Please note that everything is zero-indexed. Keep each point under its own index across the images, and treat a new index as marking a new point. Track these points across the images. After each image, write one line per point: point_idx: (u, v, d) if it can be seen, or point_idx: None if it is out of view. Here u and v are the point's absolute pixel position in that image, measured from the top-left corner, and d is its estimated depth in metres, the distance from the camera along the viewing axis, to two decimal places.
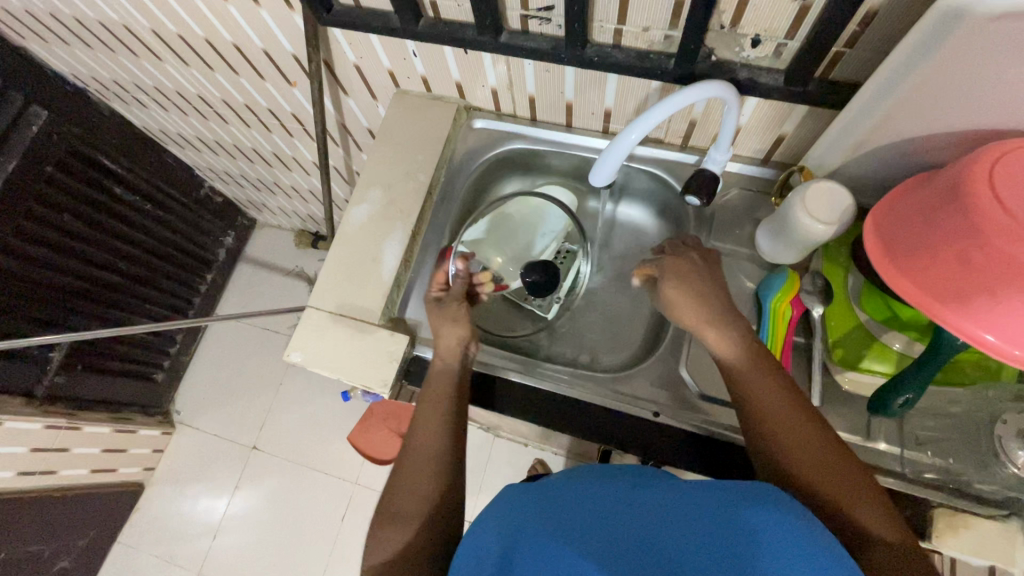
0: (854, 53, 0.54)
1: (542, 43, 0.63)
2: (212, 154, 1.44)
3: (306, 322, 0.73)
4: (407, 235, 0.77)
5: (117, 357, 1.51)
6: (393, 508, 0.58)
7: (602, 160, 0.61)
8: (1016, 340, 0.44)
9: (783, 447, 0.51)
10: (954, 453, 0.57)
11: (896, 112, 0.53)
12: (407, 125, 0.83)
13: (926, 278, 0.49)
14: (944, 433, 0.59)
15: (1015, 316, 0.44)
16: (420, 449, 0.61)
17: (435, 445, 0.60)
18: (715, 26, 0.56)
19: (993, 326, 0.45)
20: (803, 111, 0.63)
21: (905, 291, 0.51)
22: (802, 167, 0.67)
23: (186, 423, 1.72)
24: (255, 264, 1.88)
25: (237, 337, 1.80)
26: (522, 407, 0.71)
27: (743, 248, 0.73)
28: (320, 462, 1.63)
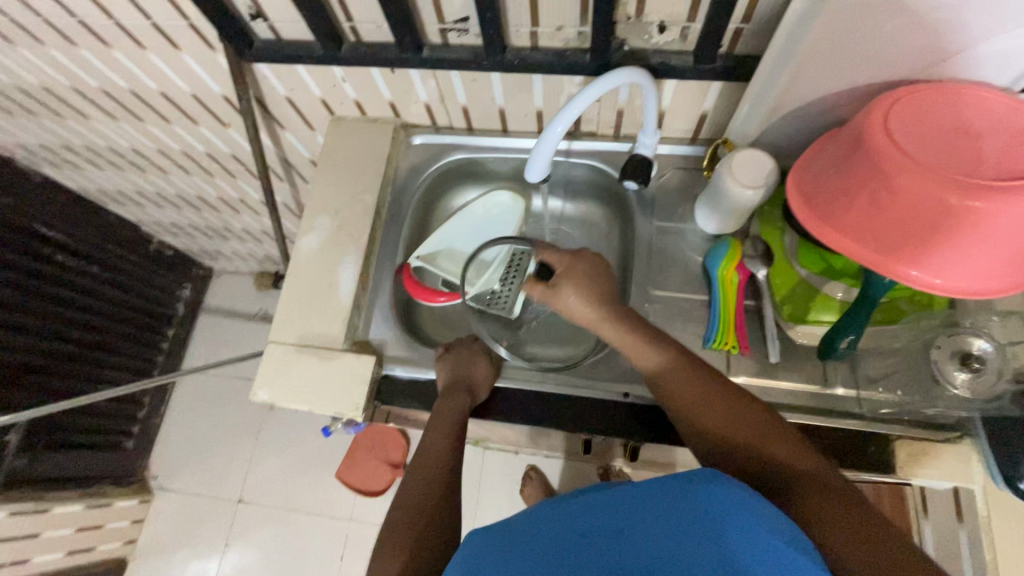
0: (752, 27, 0.58)
1: (463, 54, 0.65)
2: (155, 207, 1.41)
3: (269, 359, 0.72)
4: (360, 256, 0.77)
5: (81, 430, 1.44)
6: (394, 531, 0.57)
7: (535, 155, 0.63)
8: (935, 269, 0.49)
9: (735, 424, 0.52)
10: (902, 386, 0.61)
11: (798, 78, 0.57)
12: (347, 149, 0.83)
13: (849, 225, 0.52)
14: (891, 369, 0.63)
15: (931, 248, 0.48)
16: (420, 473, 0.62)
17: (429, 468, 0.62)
18: (622, 17, 0.59)
19: (915, 261, 0.49)
20: (719, 88, 0.67)
21: (832, 240, 0.53)
22: (726, 140, 0.71)
23: (165, 488, 1.65)
24: (217, 313, 1.83)
25: (208, 391, 1.74)
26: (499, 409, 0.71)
27: (686, 224, 0.77)
28: (310, 505, 1.58)
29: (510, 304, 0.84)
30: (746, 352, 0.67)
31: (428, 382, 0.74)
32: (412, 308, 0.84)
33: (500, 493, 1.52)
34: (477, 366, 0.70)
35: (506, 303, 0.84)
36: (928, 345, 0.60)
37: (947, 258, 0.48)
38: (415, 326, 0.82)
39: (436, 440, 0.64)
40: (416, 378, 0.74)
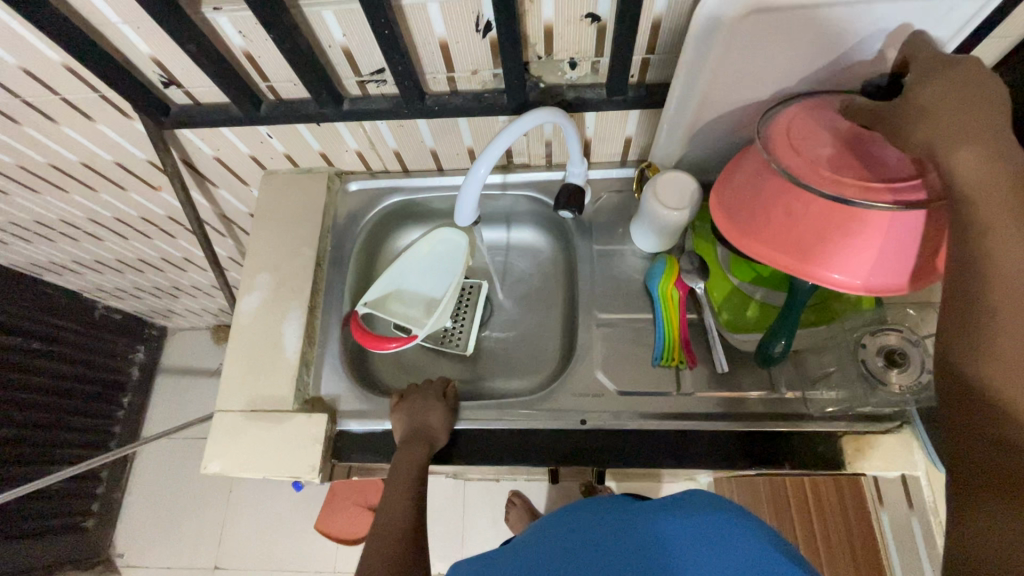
0: (657, 57, 0.60)
1: (384, 103, 0.66)
2: (95, 273, 1.35)
3: (217, 429, 0.70)
4: (304, 312, 0.75)
5: (34, 516, 1.36)
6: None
7: (462, 199, 0.63)
8: (858, 272, 0.51)
9: None
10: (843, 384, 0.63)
11: (706, 100, 0.59)
12: (283, 203, 0.82)
13: (774, 238, 0.54)
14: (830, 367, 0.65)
15: (853, 252, 0.50)
16: (391, 522, 0.61)
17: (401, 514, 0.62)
18: (533, 57, 0.61)
19: (837, 266, 0.51)
20: (637, 114, 0.69)
21: (763, 255, 0.54)
22: (650, 164, 0.73)
23: (134, 564, 1.56)
24: (175, 373, 1.76)
25: (171, 457, 1.66)
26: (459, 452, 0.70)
27: (625, 245, 0.78)
28: (291, 561, 1.52)
29: (464, 340, 0.83)
30: (694, 365, 0.69)
31: (385, 432, 0.72)
32: (365, 357, 0.82)
33: (485, 525, 1.50)
34: (432, 412, 0.69)
35: (460, 339, 0.84)
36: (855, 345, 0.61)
37: (867, 259, 0.50)
38: (368, 375, 0.81)
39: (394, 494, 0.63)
40: (372, 430, 0.72)
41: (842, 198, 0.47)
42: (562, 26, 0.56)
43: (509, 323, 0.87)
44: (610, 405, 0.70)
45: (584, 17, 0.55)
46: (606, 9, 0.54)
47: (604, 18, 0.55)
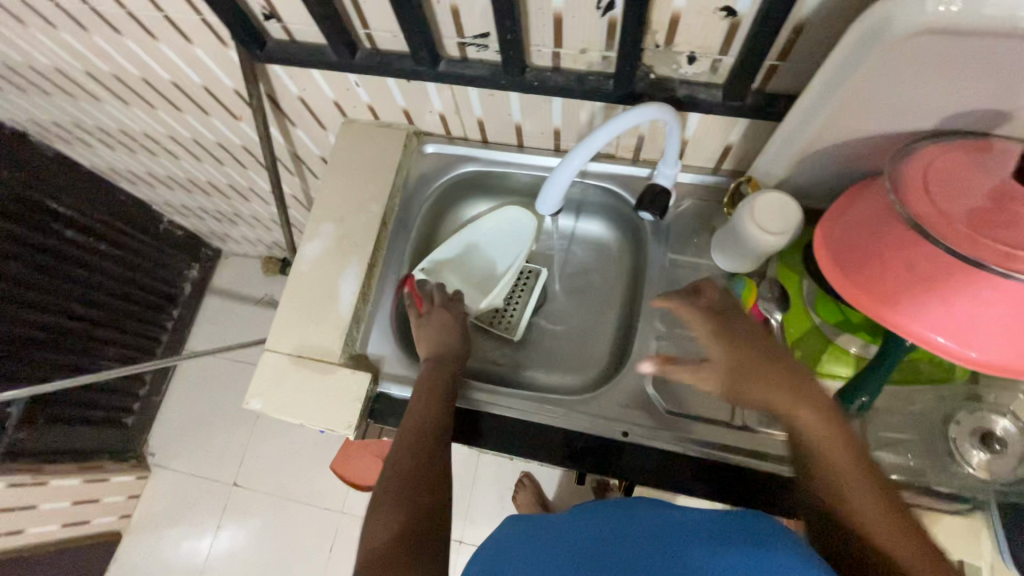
0: (787, 65, 0.54)
1: (481, 70, 0.63)
2: (165, 188, 1.39)
3: (264, 366, 0.71)
4: (363, 268, 0.75)
5: (82, 405, 1.45)
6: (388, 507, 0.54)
7: (552, 180, 0.61)
8: (970, 341, 0.45)
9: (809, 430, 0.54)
10: (914, 453, 0.59)
11: (835, 120, 0.53)
12: (358, 153, 0.81)
13: (879, 286, 0.48)
14: (904, 433, 0.60)
15: (971, 318, 0.44)
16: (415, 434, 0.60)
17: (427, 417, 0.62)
18: (650, 45, 0.56)
19: (945, 328, 0.46)
20: (746, 122, 0.64)
21: (862, 303, 0.49)
22: (750, 178, 0.67)
23: (162, 465, 1.66)
24: (223, 295, 1.83)
25: (209, 373, 1.74)
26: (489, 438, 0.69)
27: (700, 258, 0.74)
28: (304, 494, 1.59)
29: (512, 324, 0.81)
30: None
31: None
32: (412, 323, 0.82)
33: (491, 499, 1.52)
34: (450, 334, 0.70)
35: (508, 323, 0.82)
36: (947, 419, 0.59)
37: (984, 329, 0.44)
38: (413, 342, 0.80)
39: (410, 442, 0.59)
40: (410, 397, 0.72)
41: (971, 259, 0.41)
42: (692, 16, 0.51)
43: (561, 314, 0.84)
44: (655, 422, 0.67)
45: (719, 10, 0.50)
46: (747, 4, 0.49)
47: (740, 14, 0.50)
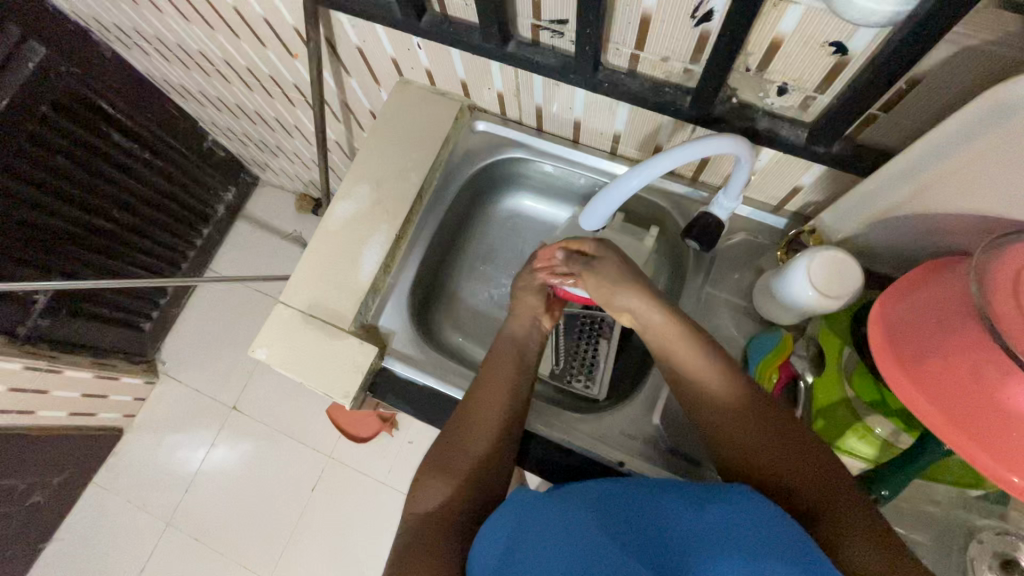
0: (887, 118, 0.49)
1: (551, 59, 0.58)
2: (215, 109, 1.39)
3: (276, 318, 0.70)
4: (390, 239, 0.73)
5: (104, 304, 1.49)
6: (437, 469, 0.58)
7: (597, 202, 0.56)
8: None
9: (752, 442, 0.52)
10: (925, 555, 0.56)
11: (926, 190, 0.47)
12: (407, 117, 0.78)
13: (932, 385, 0.44)
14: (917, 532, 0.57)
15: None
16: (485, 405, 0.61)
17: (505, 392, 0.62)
18: (740, 68, 0.51)
19: (998, 450, 0.40)
20: (823, 168, 0.59)
21: (909, 398, 0.45)
22: (811, 231, 0.64)
23: (170, 375, 1.72)
24: (254, 223, 1.85)
25: (228, 297, 1.78)
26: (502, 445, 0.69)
27: (739, 299, 0.70)
28: (298, 431, 1.64)
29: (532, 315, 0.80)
30: None
31: (424, 387, 0.71)
32: (429, 301, 0.80)
33: None
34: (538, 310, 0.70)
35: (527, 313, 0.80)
36: (971, 534, 0.56)
37: None
38: (427, 321, 0.79)
39: (485, 409, 0.61)
40: (414, 379, 0.71)
41: None
42: (794, 45, 0.46)
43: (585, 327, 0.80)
44: (654, 456, 0.66)
45: (827, 44, 0.44)
46: (860, 44, 0.43)
47: (851, 54, 0.44)
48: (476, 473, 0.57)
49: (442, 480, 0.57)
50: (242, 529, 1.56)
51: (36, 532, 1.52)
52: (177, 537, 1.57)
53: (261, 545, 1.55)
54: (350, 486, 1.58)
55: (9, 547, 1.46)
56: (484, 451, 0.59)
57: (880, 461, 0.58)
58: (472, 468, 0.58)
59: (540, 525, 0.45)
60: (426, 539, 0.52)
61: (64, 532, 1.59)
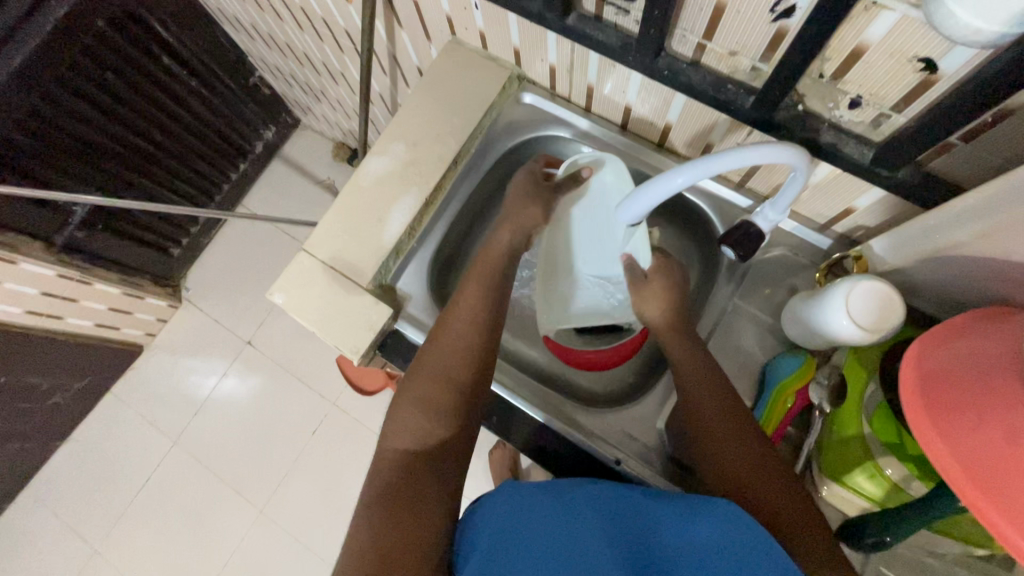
0: (965, 148, 0.45)
1: (611, 37, 0.55)
2: (264, 46, 1.38)
3: (298, 264, 0.70)
4: (419, 202, 0.72)
5: (137, 224, 1.52)
6: (414, 410, 0.57)
7: (642, 194, 0.51)
8: None
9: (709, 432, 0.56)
10: None
11: (994, 233, 0.44)
12: (453, 78, 0.76)
13: (962, 452, 0.41)
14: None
15: None
16: (457, 336, 0.61)
17: (475, 305, 0.64)
18: (813, 73, 0.47)
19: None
20: (883, 193, 0.55)
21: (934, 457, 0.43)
22: (857, 256, 0.60)
23: (193, 301, 1.77)
24: (291, 165, 1.88)
25: (255, 234, 1.81)
26: (500, 422, 0.69)
27: (766, 315, 0.68)
28: (307, 374, 1.68)
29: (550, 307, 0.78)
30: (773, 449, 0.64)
31: None
32: (449, 269, 0.79)
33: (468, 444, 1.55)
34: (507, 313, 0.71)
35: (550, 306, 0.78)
36: None
37: None
38: (445, 290, 0.78)
39: (455, 338, 0.61)
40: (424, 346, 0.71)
41: None
42: (879, 56, 0.42)
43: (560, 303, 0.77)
44: (649, 458, 0.65)
45: (916, 59, 0.41)
46: (953, 65, 0.39)
47: (940, 73, 0.41)
48: (448, 403, 0.57)
49: (414, 415, 0.56)
50: (242, 458, 1.63)
51: (53, 431, 1.60)
52: (182, 455, 1.65)
53: (259, 475, 1.61)
54: (349, 435, 1.62)
55: (28, 441, 1.54)
56: (450, 380, 0.58)
57: (885, 503, 0.57)
58: (457, 396, 0.58)
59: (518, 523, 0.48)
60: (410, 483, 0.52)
61: (79, 434, 1.68)
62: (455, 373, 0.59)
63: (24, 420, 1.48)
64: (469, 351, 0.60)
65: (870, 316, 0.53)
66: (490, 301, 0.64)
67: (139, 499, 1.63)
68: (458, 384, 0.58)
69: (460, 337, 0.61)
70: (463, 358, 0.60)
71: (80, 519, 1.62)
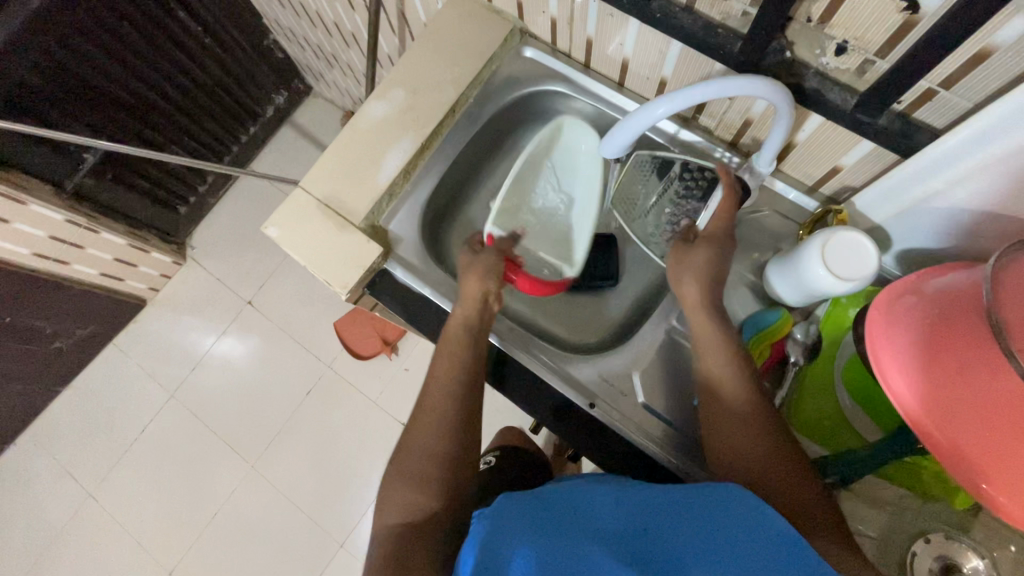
0: (946, 97, 0.45)
1: None
2: (279, 7, 1.39)
3: (292, 201, 0.72)
4: (415, 146, 0.73)
5: (145, 178, 1.54)
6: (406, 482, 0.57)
7: (621, 126, 0.54)
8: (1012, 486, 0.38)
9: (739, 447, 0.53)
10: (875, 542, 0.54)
11: (995, 164, 0.44)
12: (456, 29, 0.77)
13: (928, 392, 0.42)
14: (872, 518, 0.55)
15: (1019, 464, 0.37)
16: (445, 386, 0.61)
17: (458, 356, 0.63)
18: (800, 17, 0.48)
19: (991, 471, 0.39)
20: (865, 149, 0.56)
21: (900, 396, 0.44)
22: (840, 210, 0.61)
23: (197, 260, 1.80)
24: (300, 131, 1.90)
25: (262, 197, 1.83)
26: None
27: (749, 274, 0.69)
28: (303, 337, 1.71)
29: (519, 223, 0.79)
30: None
31: (420, 297, 0.72)
32: (441, 218, 0.80)
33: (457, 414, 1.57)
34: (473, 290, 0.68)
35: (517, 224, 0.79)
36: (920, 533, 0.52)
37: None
38: (437, 238, 0.79)
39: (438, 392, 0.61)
40: (412, 287, 0.72)
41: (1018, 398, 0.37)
42: None
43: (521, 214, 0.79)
44: (624, 405, 0.67)
45: None
46: (934, 3, 0.40)
47: (921, 13, 0.41)
48: (436, 468, 0.57)
49: (404, 492, 0.56)
50: (236, 414, 1.66)
51: (54, 376, 1.64)
52: (178, 409, 1.68)
53: (251, 432, 1.64)
54: (341, 399, 1.64)
55: (30, 384, 1.58)
56: (435, 452, 0.58)
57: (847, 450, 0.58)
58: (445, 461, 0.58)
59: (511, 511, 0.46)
60: (407, 554, 0.52)
61: (80, 382, 1.72)
62: (435, 446, 0.58)
63: (27, 362, 1.52)
64: (450, 413, 0.60)
65: (846, 260, 0.53)
66: (468, 357, 0.63)
67: (134, 448, 1.66)
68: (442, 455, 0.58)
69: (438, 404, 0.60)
70: (444, 430, 0.59)
71: (76, 464, 1.65)
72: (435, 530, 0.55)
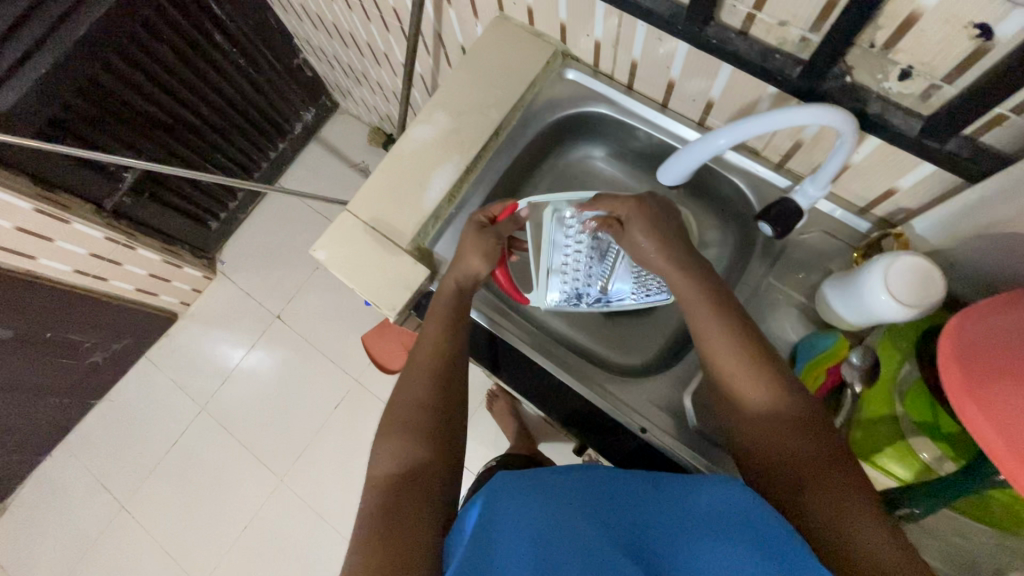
0: (1018, 122, 0.45)
1: (662, 7, 0.56)
2: (310, 26, 1.42)
3: (340, 223, 0.73)
4: (460, 169, 0.74)
5: (180, 194, 1.58)
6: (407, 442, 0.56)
7: (681, 154, 0.57)
8: None
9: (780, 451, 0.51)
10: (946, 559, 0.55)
11: None
12: (499, 52, 0.78)
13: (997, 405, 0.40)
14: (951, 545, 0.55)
15: None
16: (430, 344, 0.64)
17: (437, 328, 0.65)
18: (864, 42, 0.48)
19: None
20: (925, 171, 0.55)
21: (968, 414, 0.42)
22: (899, 235, 0.60)
23: (227, 274, 1.83)
24: (327, 148, 1.93)
25: (290, 212, 1.86)
26: None
27: (799, 294, 0.69)
28: (332, 351, 1.72)
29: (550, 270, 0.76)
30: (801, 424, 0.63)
31: None
32: None
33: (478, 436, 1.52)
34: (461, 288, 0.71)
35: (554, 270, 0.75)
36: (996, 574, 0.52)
37: None
38: None
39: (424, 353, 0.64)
40: None
41: None
42: (933, 24, 0.42)
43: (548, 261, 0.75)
44: (677, 431, 0.67)
45: (972, 25, 0.41)
46: (1011, 31, 0.40)
47: (995, 41, 0.41)
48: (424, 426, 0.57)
49: (400, 441, 0.56)
50: (264, 427, 1.68)
51: (89, 390, 1.67)
52: (209, 422, 1.70)
53: (280, 445, 1.65)
54: (368, 413, 1.65)
55: (67, 397, 1.61)
56: (425, 404, 0.59)
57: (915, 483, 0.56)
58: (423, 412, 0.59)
59: (510, 497, 0.47)
60: (403, 500, 0.50)
61: (113, 395, 1.75)
62: (419, 404, 0.59)
63: (65, 375, 1.55)
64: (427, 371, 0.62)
65: (915, 281, 0.52)
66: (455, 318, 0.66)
67: (166, 461, 1.68)
68: (441, 413, 0.59)
69: (426, 363, 0.63)
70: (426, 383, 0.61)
71: (110, 476, 1.68)
72: (434, 483, 0.54)
